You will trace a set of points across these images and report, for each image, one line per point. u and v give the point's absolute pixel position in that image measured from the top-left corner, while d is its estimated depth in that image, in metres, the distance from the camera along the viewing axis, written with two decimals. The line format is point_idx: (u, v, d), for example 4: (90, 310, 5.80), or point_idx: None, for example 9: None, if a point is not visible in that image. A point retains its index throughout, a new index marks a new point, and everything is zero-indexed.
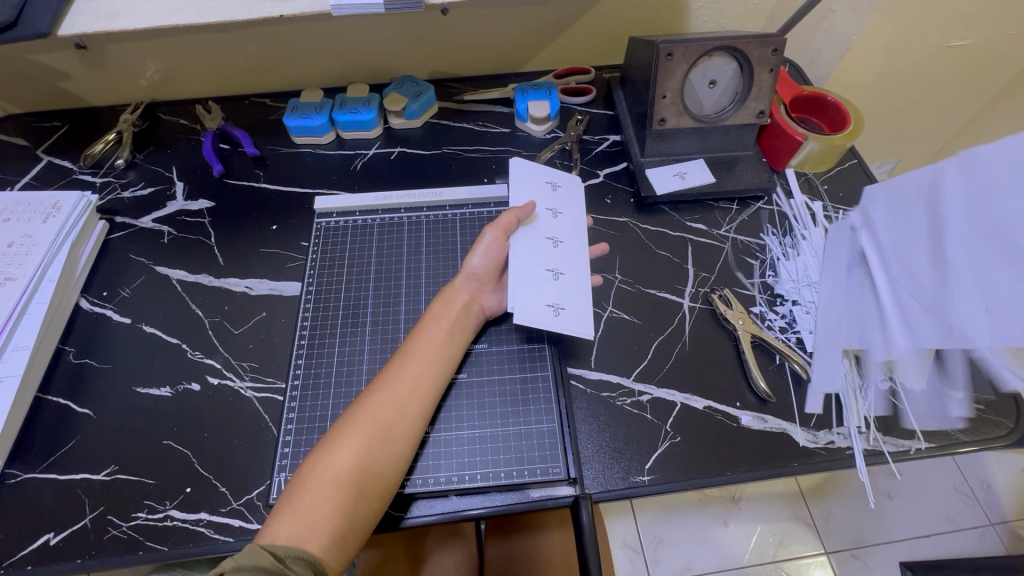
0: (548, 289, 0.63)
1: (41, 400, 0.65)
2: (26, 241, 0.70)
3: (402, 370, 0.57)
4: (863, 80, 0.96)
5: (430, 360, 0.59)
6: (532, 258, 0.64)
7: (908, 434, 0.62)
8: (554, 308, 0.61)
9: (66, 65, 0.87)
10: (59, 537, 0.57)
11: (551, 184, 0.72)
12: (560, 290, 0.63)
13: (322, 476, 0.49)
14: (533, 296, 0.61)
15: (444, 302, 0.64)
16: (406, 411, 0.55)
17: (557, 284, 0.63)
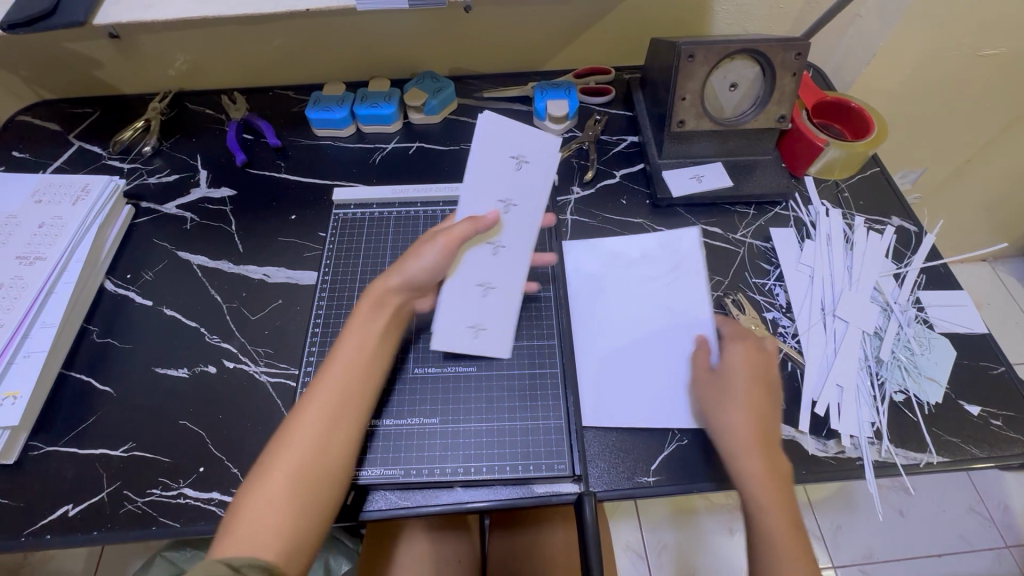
0: (473, 307, 0.62)
1: (65, 375, 0.67)
2: (56, 222, 0.72)
3: (325, 382, 0.53)
4: (889, 88, 0.94)
5: (358, 366, 0.54)
6: (466, 272, 0.61)
7: (922, 447, 0.61)
8: (474, 330, 0.63)
9: (99, 53, 0.89)
10: (77, 508, 0.59)
11: (516, 160, 0.62)
12: (486, 311, 0.63)
13: (258, 508, 0.46)
14: (456, 319, 0.62)
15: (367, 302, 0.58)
16: (337, 426, 0.51)
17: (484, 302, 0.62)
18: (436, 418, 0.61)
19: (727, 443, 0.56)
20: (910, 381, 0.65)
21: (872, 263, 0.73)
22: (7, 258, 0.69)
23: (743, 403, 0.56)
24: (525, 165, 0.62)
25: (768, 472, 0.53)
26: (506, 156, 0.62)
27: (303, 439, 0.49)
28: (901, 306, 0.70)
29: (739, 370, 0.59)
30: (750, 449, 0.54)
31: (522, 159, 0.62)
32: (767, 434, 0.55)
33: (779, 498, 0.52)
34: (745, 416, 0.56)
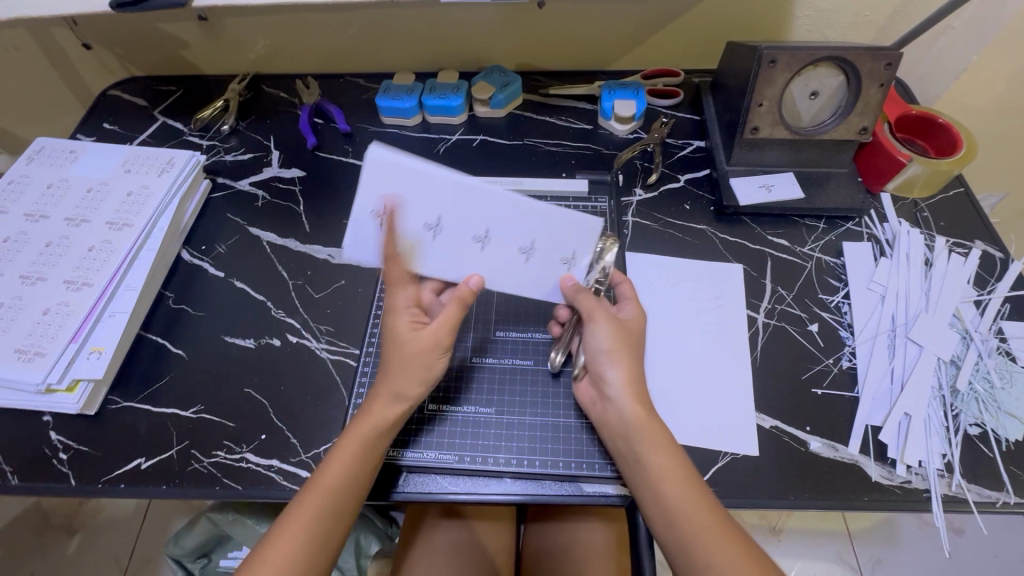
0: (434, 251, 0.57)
1: (142, 336, 0.71)
2: (143, 192, 0.76)
3: (303, 508, 0.51)
4: (978, 104, 0.89)
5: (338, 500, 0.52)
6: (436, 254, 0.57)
7: (997, 485, 0.58)
8: (430, 233, 0.55)
9: (186, 34, 0.94)
10: (149, 462, 0.62)
11: (534, 244, 0.57)
12: (432, 256, 0.56)
13: None
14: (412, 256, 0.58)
15: (359, 429, 0.55)
16: (312, 560, 0.50)
17: (439, 237, 0.56)
18: (492, 408, 0.62)
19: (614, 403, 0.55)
20: (987, 415, 0.62)
21: (953, 287, 0.69)
22: (98, 223, 0.73)
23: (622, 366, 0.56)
24: (536, 250, 0.58)
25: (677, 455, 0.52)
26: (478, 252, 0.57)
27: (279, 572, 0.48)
28: (982, 335, 0.66)
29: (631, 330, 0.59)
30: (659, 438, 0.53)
31: (537, 245, 0.58)
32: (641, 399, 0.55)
33: (671, 466, 0.51)
34: (625, 362, 0.56)
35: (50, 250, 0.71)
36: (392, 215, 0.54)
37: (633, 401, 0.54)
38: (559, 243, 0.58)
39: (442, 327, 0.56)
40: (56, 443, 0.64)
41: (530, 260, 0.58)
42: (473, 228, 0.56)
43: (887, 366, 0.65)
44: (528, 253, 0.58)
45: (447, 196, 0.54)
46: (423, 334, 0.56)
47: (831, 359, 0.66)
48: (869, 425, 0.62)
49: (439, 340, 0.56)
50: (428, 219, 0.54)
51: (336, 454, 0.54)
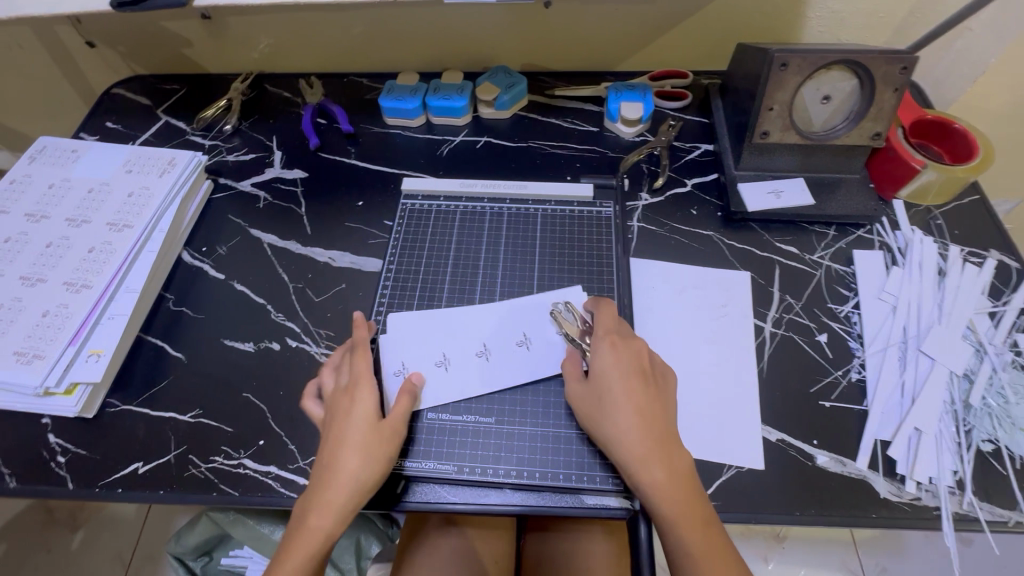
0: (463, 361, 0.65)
1: (142, 338, 0.71)
2: (144, 192, 0.76)
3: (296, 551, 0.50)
4: (995, 107, 0.87)
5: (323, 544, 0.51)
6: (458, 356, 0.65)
7: (1010, 504, 0.57)
8: (444, 366, 0.64)
9: (190, 33, 0.93)
10: (147, 467, 0.62)
11: (528, 335, 0.66)
12: (453, 386, 0.63)
13: None
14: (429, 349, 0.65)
15: (339, 482, 0.52)
16: None
17: (454, 367, 0.64)
18: (491, 418, 0.61)
19: (605, 440, 0.53)
20: (1001, 431, 0.60)
21: (967, 298, 0.68)
22: (98, 224, 0.73)
23: (616, 402, 0.53)
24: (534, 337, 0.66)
25: (681, 479, 0.51)
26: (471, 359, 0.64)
27: None
28: (997, 348, 0.64)
29: (612, 373, 0.55)
30: (659, 465, 0.50)
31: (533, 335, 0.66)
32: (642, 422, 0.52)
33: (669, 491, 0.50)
34: (634, 409, 0.53)
35: (51, 251, 0.70)
36: (405, 368, 0.64)
37: (637, 447, 0.51)
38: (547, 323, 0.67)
39: (394, 416, 0.56)
40: (54, 446, 0.63)
41: (533, 349, 0.65)
42: (474, 347, 0.65)
43: (898, 379, 0.63)
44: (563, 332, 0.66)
45: (443, 337, 0.66)
46: (360, 419, 0.54)
47: (840, 371, 0.65)
48: (878, 440, 0.60)
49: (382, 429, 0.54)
50: (438, 357, 0.65)
51: (319, 505, 0.51)
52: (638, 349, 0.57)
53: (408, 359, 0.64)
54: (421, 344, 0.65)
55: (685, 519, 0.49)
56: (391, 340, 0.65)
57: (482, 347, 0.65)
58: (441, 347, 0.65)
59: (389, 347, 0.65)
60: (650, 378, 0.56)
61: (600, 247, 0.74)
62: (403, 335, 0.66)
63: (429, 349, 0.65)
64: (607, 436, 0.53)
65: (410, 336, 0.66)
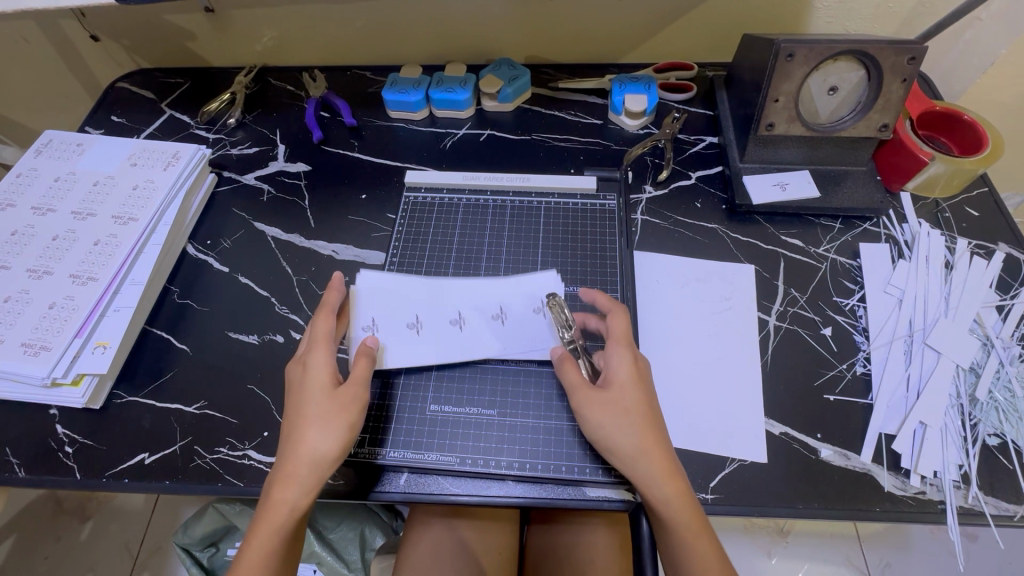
0: (439, 325, 0.65)
1: (148, 330, 0.71)
2: (148, 185, 0.76)
3: (264, 529, 0.50)
4: (1004, 99, 0.86)
5: (291, 521, 0.50)
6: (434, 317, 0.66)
7: (1016, 498, 0.56)
8: (415, 329, 0.65)
9: (193, 26, 0.93)
10: (152, 458, 0.62)
11: (503, 309, 0.66)
12: (417, 349, 0.64)
13: None
14: (402, 312, 0.66)
15: (299, 457, 0.51)
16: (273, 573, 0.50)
17: (424, 332, 0.65)
18: (493, 410, 0.61)
19: (626, 453, 0.52)
20: (1007, 425, 0.60)
21: (974, 291, 0.67)
22: (104, 217, 0.73)
23: (635, 416, 0.53)
24: (509, 312, 0.66)
25: (682, 494, 0.51)
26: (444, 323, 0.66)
27: None
28: (1004, 342, 0.64)
29: (629, 382, 0.55)
30: (666, 479, 0.51)
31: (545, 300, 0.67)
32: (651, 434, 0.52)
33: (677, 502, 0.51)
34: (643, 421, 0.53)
35: (57, 243, 0.71)
36: (375, 326, 0.64)
37: (651, 450, 0.52)
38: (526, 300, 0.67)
39: (354, 380, 0.55)
40: (62, 436, 0.64)
41: (506, 324, 0.65)
42: (448, 315, 0.66)
43: (903, 373, 0.63)
44: (540, 308, 0.66)
45: (420, 300, 0.67)
46: (319, 386, 0.53)
47: (845, 365, 0.65)
48: (882, 434, 0.60)
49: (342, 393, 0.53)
50: (411, 319, 0.65)
51: (282, 481, 0.50)
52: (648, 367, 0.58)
53: (380, 316, 0.65)
54: (398, 304, 0.66)
55: (689, 527, 0.51)
56: (370, 295, 0.66)
57: (456, 316, 0.66)
58: (416, 310, 0.66)
59: (365, 301, 0.66)
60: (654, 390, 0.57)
61: (604, 239, 0.74)
62: (381, 293, 0.66)
63: (404, 310, 0.66)
64: (626, 447, 0.52)
65: (387, 295, 0.66)
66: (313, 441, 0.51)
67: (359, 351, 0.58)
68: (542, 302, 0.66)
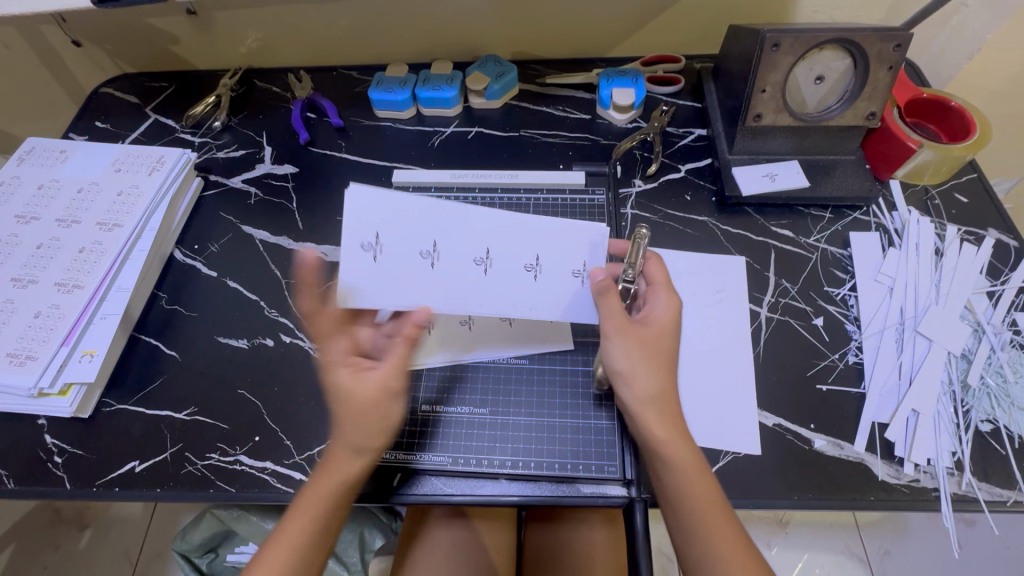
0: (456, 261, 0.55)
1: (136, 337, 0.71)
2: (133, 191, 0.75)
3: (309, 503, 0.52)
4: (990, 84, 0.86)
5: (340, 497, 0.52)
6: (454, 250, 0.55)
7: (1009, 483, 0.56)
8: (428, 259, 0.55)
9: (175, 29, 0.92)
10: (143, 465, 0.62)
11: (541, 258, 0.56)
12: (423, 288, 0.55)
13: None
14: (412, 233, 0.55)
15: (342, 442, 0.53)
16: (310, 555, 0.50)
17: (438, 264, 0.55)
18: (485, 409, 0.61)
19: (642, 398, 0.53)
20: (999, 410, 0.60)
21: (964, 279, 0.67)
22: (89, 224, 0.72)
23: (660, 361, 0.54)
24: (543, 265, 0.56)
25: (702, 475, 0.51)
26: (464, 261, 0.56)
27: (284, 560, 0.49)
28: (995, 328, 0.64)
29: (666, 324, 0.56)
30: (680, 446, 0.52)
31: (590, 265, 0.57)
32: (667, 403, 0.53)
33: (700, 480, 0.51)
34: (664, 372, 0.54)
35: (41, 252, 0.70)
36: (379, 244, 0.54)
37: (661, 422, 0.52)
38: (570, 258, 0.57)
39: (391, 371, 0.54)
40: (51, 446, 0.63)
41: (540, 278, 0.56)
42: (475, 250, 0.56)
43: (895, 361, 0.63)
44: (581, 274, 0.57)
45: (439, 216, 0.55)
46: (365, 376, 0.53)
47: (837, 354, 0.64)
48: (876, 423, 0.60)
49: (386, 385, 0.53)
50: (427, 245, 0.55)
51: (338, 449, 0.53)
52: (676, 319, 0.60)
53: (387, 232, 0.54)
54: (411, 223, 0.55)
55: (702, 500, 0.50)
56: (377, 200, 0.53)
57: (483, 255, 0.56)
58: (434, 235, 0.55)
59: (371, 211, 0.54)
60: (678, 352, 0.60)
61: None
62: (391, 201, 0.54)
63: (420, 233, 0.55)
64: (650, 395, 0.53)
65: (398, 209, 0.54)
66: (357, 426, 0.53)
67: (402, 334, 0.54)
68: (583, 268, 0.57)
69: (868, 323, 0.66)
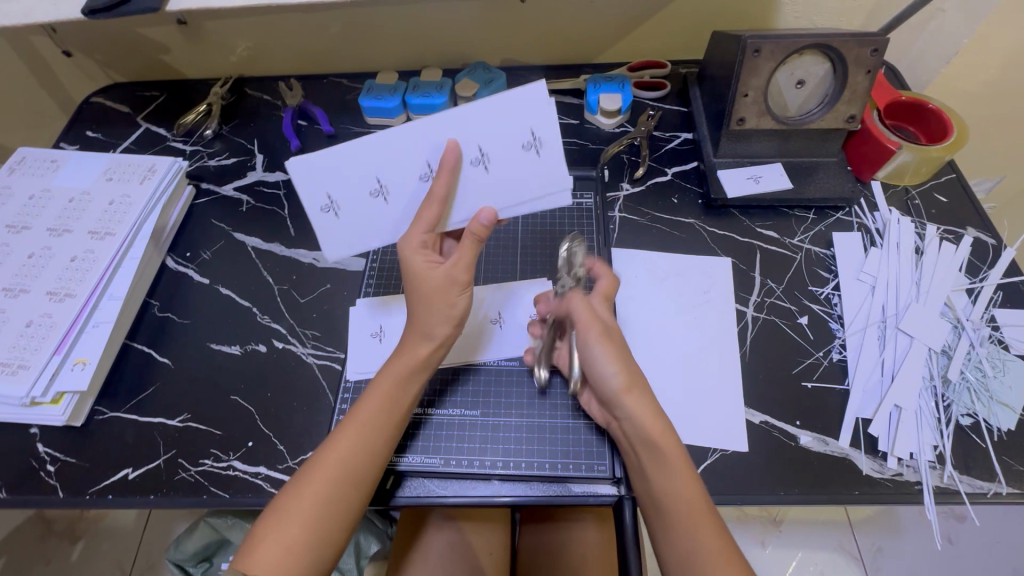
0: (401, 175, 0.56)
1: (128, 345, 0.71)
2: (125, 199, 0.76)
3: (383, 384, 0.55)
4: (967, 87, 0.88)
5: (410, 382, 0.56)
6: (394, 168, 0.56)
7: (990, 476, 0.57)
8: (382, 195, 0.56)
9: (166, 38, 0.93)
10: (136, 473, 0.62)
11: (486, 149, 0.54)
12: (394, 216, 0.58)
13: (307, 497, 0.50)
14: (351, 180, 0.56)
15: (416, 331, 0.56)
16: (379, 435, 0.53)
17: (392, 196, 0.57)
18: (476, 410, 0.62)
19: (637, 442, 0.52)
20: (979, 405, 0.61)
21: (944, 276, 0.69)
22: (80, 232, 0.73)
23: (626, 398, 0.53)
24: (490, 151, 0.55)
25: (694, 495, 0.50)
26: (414, 177, 0.56)
27: (356, 437, 0.52)
28: (974, 324, 0.65)
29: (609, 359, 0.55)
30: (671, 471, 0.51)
31: (540, 133, 0.55)
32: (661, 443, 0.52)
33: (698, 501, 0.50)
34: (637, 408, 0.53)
35: (33, 261, 0.70)
36: (333, 202, 0.56)
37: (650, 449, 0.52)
38: (513, 125, 0.54)
39: (460, 264, 0.54)
40: (43, 455, 0.64)
41: (491, 167, 0.55)
42: (417, 167, 0.55)
43: (878, 358, 0.64)
44: (530, 143, 0.55)
45: (367, 152, 0.55)
46: (436, 267, 0.55)
47: (822, 352, 0.66)
48: (860, 418, 0.61)
49: (455, 276, 0.54)
50: (373, 184, 0.56)
51: (412, 336, 0.57)
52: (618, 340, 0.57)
53: (336, 189, 0.56)
54: (347, 169, 0.55)
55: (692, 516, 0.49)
56: (312, 162, 0.55)
57: (426, 170, 0.55)
58: (376, 171, 0.56)
59: (312, 175, 0.55)
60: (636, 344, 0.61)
61: (582, 237, 0.75)
62: (321, 159, 0.55)
63: (359, 176, 0.56)
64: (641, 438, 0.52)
65: (332, 162, 0.55)
66: (431, 313, 0.55)
67: (469, 231, 0.54)
68: (530, 134, 0.55)
69: (850, 321, 0.67)
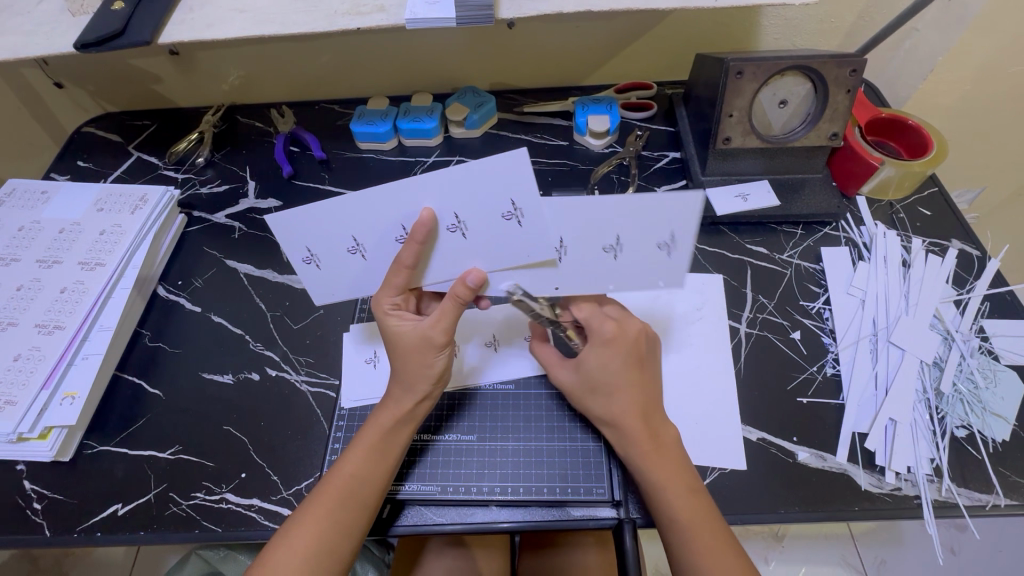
0: (375, 235, 0.54)
1: (118, 376, 0.70)
2: (115, 230, 0.75)
3: (371, 434, 0.55)
4: (946, 103, 0.90)
5: (399, 433, 0.56)
6: (371, 228, 0.54)
7: (987, 488, 0.58)
8: (357, 254, 0.56)
9: (157, 68, 0.93)
10: (126, 508, 0.61)
11: (461, 217, 0.52)
12: (369, 270, 0.58)
13: (297, 549, 0.50)
14: (324, 237, 0.55)
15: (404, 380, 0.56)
16: (366, 487, 0.53)
17: (368, 254, 0.56)
18: (473, 436, 0.62)
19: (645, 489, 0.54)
20: (973, 416, 0.61)
21: (932, 288, 0.69)
22: (70, 264, 0.72)
23: (628, 427, 0.55)
24: (469, 223, 0.52)
25: (703, 522, 0.51)
26: (389, 238, 0.55)
27: (346, 486, 0.52)
28: (964, 335, 0.66)
29: (616, 392, 0.56)
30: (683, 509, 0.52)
31: (521, 204, 0.50)
32: (675, 487, 0.53)
33: (716, 546, 0.50)
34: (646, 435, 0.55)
35: (22, 293, 0.70)
36: (313, 257, 0.56)
37: (671, 493, 0.52)
38: (493, 199, 0.50)
39: (437, 327, 0.54)
40: (30, 492, 0.62)
41: (468, 236, 0.52)
42: (390, 230, 0.54)
43: (871, 371, 0.65)
44: (512, 215, 0.51)
45: (346, 216, 0.53)
46: (413, 327, 0.55)
47: (815, 367, 0.66)
48: (856, 432, 0.61)
49: (432, 336, 0.54)
50: (349, 243, 0.55)
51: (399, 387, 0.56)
52: (640, 362, 0.57)
53: (317, 247, 0.55)
54: (320, 232, 0.54)
55: (705, 548, 0.50)
56: (278, 223, 0.54)
57: (400, 231, 0.54)
58: (351, 231, 0.54)
59: (289, 230, 0.54)
60: (649, 371, 0.58)
61: None
62: (294, 224, 0.54)
63: (329, 235, 0.54)
64: (659, 486, 0.53)
65: (304, 226, 0.54)
66: (410, 366, 0.55)
67: (451, 292, 0.53)
68: (513, 207, 0.51)
69: (840, 334, 0.68)
